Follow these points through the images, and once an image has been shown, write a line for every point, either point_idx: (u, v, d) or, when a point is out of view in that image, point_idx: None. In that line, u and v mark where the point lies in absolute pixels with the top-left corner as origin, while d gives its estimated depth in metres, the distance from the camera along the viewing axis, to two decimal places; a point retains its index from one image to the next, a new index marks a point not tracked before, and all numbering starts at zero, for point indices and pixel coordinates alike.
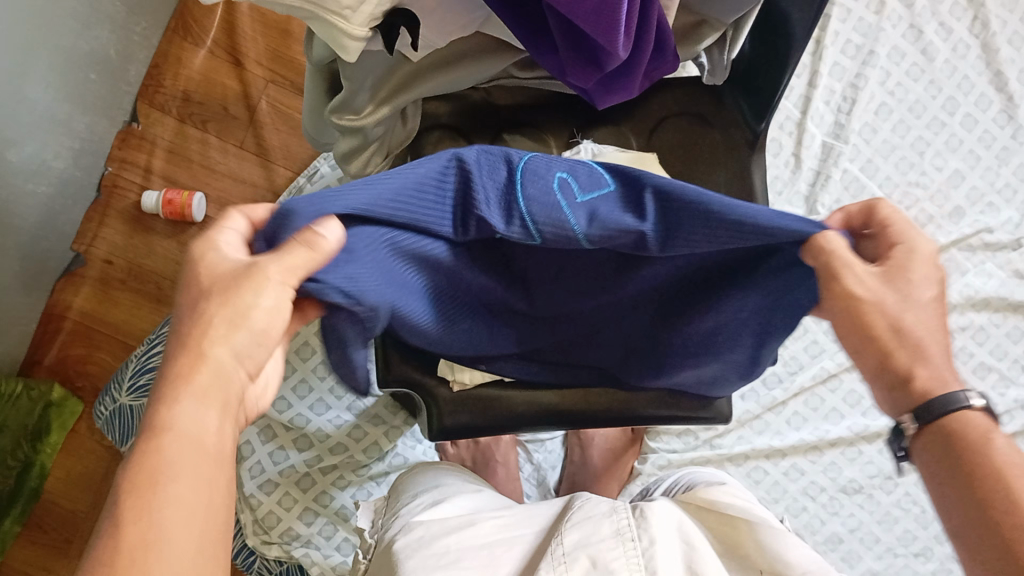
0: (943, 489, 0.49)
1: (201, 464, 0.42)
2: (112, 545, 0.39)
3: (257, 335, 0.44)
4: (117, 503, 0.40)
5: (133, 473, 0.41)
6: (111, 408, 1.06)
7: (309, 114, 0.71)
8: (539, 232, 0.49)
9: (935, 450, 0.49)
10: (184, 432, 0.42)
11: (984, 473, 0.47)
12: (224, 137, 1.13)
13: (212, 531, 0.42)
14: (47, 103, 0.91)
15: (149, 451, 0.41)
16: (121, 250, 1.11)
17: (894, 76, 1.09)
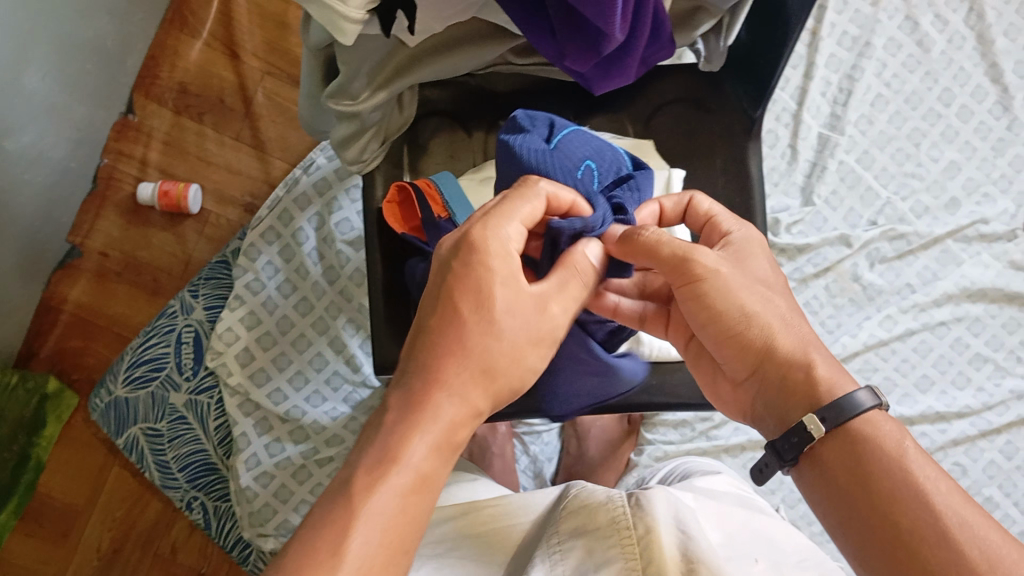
0: (834, 502, 0.51)
1: (418, 495, 0.47)
2: (335, 547, 0.44)
3: (504, 372, 0.51)
4: (344, 507, 0.45)
5: (371, 484, 0.46)
6: (106, 400, 1.06)
7: (307, 102, 0.71)
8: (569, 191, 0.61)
9: (837, 459, 0.51)
10: (418, 462, 0.47)
11: (884, 477, 0.49)
12: (221, 129, 1.13)
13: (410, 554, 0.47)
14: (45, 92, 0.91)
15: (386, 470, 0.46)
16: (117, 242, 1.11)
17: (890, 67, 1.09)
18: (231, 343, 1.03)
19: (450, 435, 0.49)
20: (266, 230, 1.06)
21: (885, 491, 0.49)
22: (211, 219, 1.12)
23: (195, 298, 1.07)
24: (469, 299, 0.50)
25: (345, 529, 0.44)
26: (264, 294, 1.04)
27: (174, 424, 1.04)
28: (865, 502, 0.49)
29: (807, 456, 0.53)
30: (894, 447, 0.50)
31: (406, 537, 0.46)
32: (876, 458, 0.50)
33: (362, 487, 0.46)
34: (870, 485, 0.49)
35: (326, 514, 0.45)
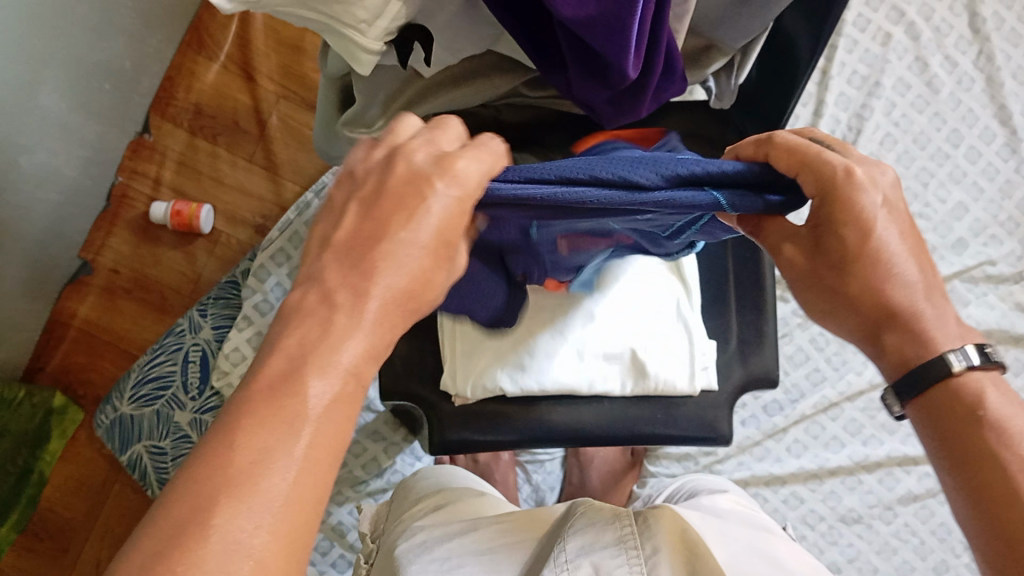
0: (951, 448, 0.50)
1: (320, 433, 0.39)
2: (219, 462, 0.36)
3: (423, 250, 0.43)
4: (236, 416, 0.38)
5: (262, 407, 0.38)
6: (111, 416, 1.07)
7: (322, 124, 0.72)
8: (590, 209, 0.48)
9: (945, 408, 0.50)
10: (321, 390, 0.39)
11: (994, 440, 0.48)
12: (234, 151, 1.14)
13: (310, 498, 0.38)
14: (60, 111, 0.92)
15: (289, 392, 0.39)
16: (127, 259, 1.12)
17: (899, 107, 1.10)
18: (238, 363, 1.03)
19: (359, 378, 0.41)
20: (275, 252, 1.06)
21: (994, 450, 0.48)
22: (222, 239, 1.13)
23: (204, 316, 1.07)
24: (395, 216, 0.43)
25: (238, 487, 0.36)
26: (271, 316, 1.05)
27: (178, 443, 1.04)
28: (977, 453, 0.49)
29: (920, 399, 0.51)
30: (995, 410, 0.49)
31: (304, 504, 0.37)
32: (991, 421, 0.49)
33: (238, 431, 0.37)
34: (982, 442, 0.49)
35: (200, 471, 0.36)
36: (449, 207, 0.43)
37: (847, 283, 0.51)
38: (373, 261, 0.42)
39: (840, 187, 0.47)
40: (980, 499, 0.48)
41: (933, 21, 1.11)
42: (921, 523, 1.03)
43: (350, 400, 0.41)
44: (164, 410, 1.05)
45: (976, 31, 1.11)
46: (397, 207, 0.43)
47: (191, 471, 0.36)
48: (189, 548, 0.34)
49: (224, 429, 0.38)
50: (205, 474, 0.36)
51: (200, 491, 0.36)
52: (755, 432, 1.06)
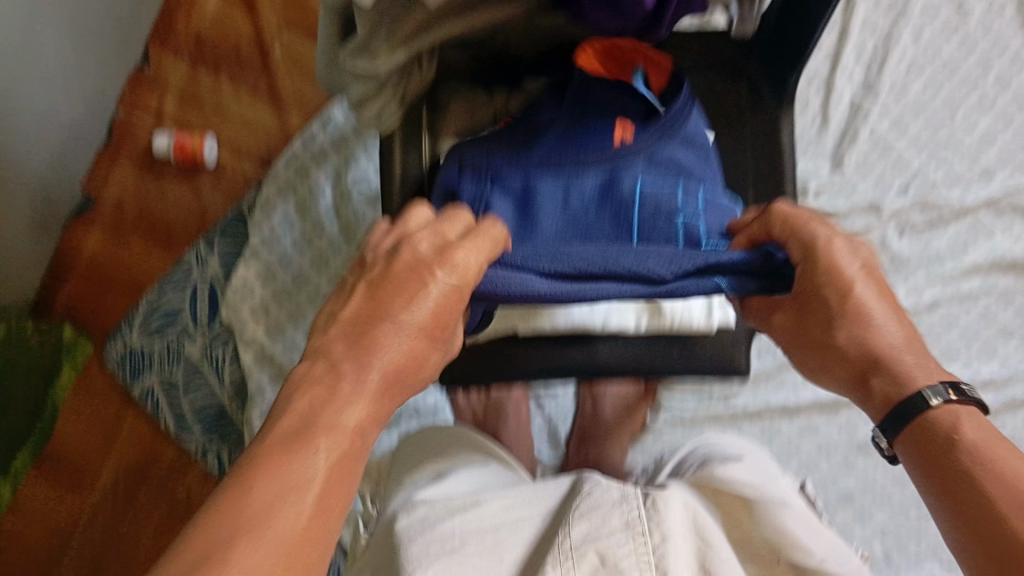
0: (930, 481, 0.49)
1: (325, 484, 0.43)
2: (235, 502, 0.41)
3: (426, 321, 0.48)
4: (249, 468, 0.43)
5: (274, 456, 0.43)
6: (122, 350, 1.07)
7: (325, 62, 0.69)
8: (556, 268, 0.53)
9: (920, 447, 0.50)
10: (331, 437, 0.45)
11: (969, 462, 0.48)
12: (236, 82, 1.14)
13: (314, 538, 0.42)
14: (55, 43, 0.89)
15: (302, 447, 0.44)
16: (133, 194, 1.11)
17: (926, 32, 1.07)
18: (245, 296, 1.02)
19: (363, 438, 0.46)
20: (283, 185, 1.06)
21: (970, 475, 0.47)
22: (227, 173, 1.12)
23: (210, 251, 1.07)
24: (396, 298, 0.48)
25: (249, 532, 0.40)
26: (278, 249, 1.04)
27: (190, 373, 1.04)
28: (957, 476, 0.48)
29: (905, 435, 0.51)
30: (972, 438, 0.49)
31: (307, 543, 0.41)
32: (972, 446, 0.48)
33: (248, 490, 0.42)
34: (957, 468, 0.48)
35: (216, 513, 0.41)
36: (447, 292, 0.49)
37: (835, 335, 0.55)
38: (380, 337, 0.48)
39: (820, 254, 0.54)
40: (960, 520, 0.47)
41: None
42: None
43: (351, 460, 0.45)
44: (174, 343, 1.04)
45: None
46: (403, 285, 0.49)
47: (206, 511, 0.41)
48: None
49: (235, 481, 0.42)
50: (220, 510, 0.41)
51: (213, 525, 0.40)
52: (769, 362, 1.05)
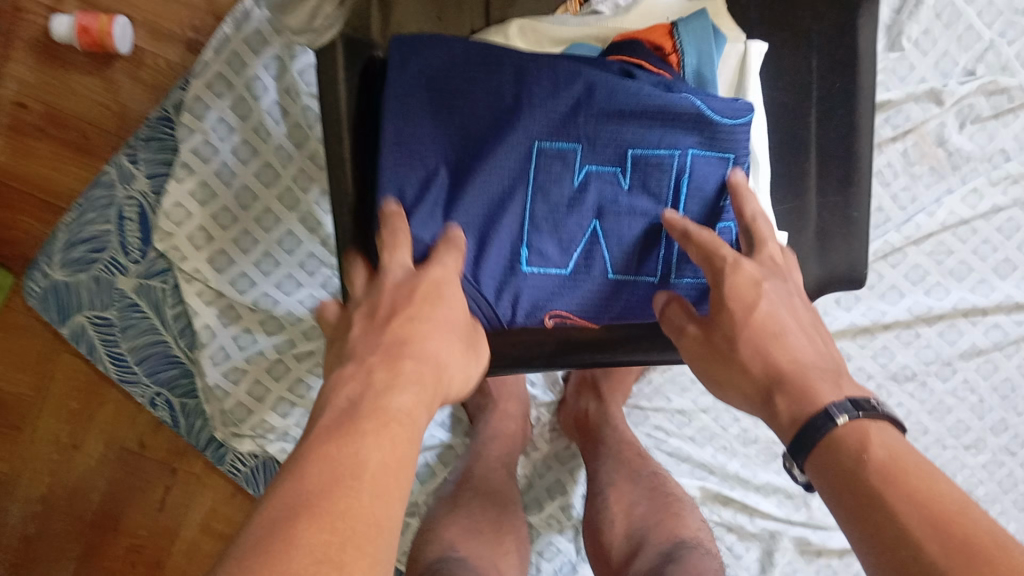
0: (839, 506, 0.41)
1: (390, 456, 0.38)
2: (298, 494, 0.35)
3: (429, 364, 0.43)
4: (305, 463, 0.36)
5: (331, 441, 0.37)
6: (43, 285, 0.90)
7: None
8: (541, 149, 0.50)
9: (827, 473, 0.42)
10: (395, 416, 0.39)
11: (891, 483, 0.39)
12: None
13: (383, 515, 0.36)
14: None
15: (366, 429, 0.38)
16: (32, 90, 0.90)
17: None
18: (182, 223, 0.85)
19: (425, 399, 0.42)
20: (213, 79, 0.85)
21: (889, 501, 0.38)
22: (148, 61, 0.90)
23: (135, 164, 0.88)
24: (406, 317, 0.44)
25: (331, 553, 0.33)
26: (217, 161, 0.86)
27: (126, 311, 0.89)
28: (874, 500, 0.39)
29: (811, 457, 0.43)
30: (888, 457, 0.40)
31: (376, 536, 0.35)
32: (885, 468, 0.39)
33: (326, 452, 0.37)
34: (870, 488, 0.39)
35: (278, 513, 0.34)
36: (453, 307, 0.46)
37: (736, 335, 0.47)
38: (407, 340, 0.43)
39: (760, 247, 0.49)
40: (878, 548, 0.38)
41: None
42: (982, 379, 0.87)
43: (403, 435, 0.39)
44: (102, 275, 0.88)
45: None
46: (412, 305, 0.45)
47: (268, 520, 0.34)
48: (294, 553, 0.32)
49: (291, 472, 0.36)
50: (287, 513, 0.34)
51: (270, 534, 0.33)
52: None
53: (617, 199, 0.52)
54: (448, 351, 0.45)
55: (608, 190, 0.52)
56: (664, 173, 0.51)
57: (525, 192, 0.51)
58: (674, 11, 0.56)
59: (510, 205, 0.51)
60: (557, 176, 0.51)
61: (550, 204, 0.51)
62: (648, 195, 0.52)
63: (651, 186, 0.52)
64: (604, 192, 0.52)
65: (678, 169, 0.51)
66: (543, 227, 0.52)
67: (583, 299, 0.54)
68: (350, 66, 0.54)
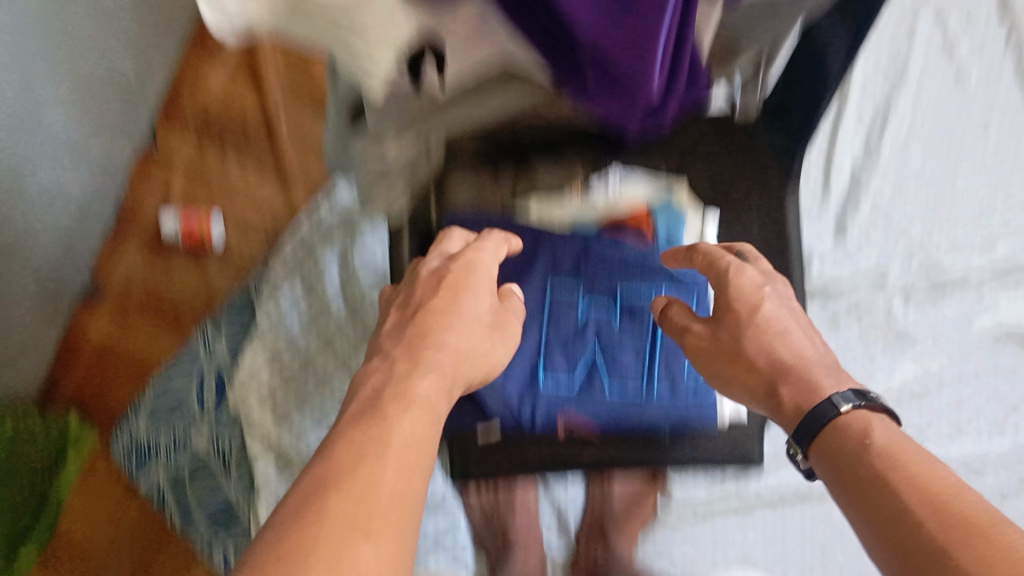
0: (846, 500, 0.46)
1: (414, 435, 0.45)
2: (327, 468, 0.41)
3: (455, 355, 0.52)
4: (333, 447, 0.43)
5: (359, 425, 0.44)
6: (127, 443, 1.02)
7: (332, 146, 0.67)
8: (556, 293, 0.68)
9: (832, 464, 0.48)
10: (414, 402, 0.47)
11: (885, 472, 0.44)
12: (245, 160, 1.14)
13: (410, 488, 0.42)
14: (68, 126, 0.86)
15: (388, 412, 0.45)
16: (139, 276, 1.10)
17: (926, 100, 1.08)
18: (251, 379, 0.98)
19: (439, 390, 0.49)
20: (289, 265, 1.04)
21: (881, 482, 0.44)
22: (233, 253, 1.11)
23: (217, 334, 1.05)
24: (439, 302, 0.55)
25: (359, 520, 0.38)
26: (286, 331, 1.00)
27: (196, 463, 0.98)
28: (869, 488, 0.44)
29: (818, 444, 0.50)
30: (885, 445, 0.46)
31: (400, 503, 0.40)
32: (887, 448, 0.46)
33: (356, 457, 0.42)
34: (865, 477, 0.45)
35: (313, 483, 0.41)
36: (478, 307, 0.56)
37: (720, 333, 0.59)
38: (435, 336, 0.52)
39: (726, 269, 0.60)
40: (876, 527, 0.43)
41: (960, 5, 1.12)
42: None
43: (427, 422, 0.46)
44: (179, 429, 1.00)
45: (1006, 9, 1.11)
46: (442, 297, 0.55)
47: (304, 483, 0.41)
48: (318, 540, 0.37)
49: (320, 454, 0.43)
50: (318, 482, 0.40)
51: (304, 493, 0.40)
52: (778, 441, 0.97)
53: (612, 335, 0.69)
54: (471, 342, 0.53)
55: (605, 329, 0.69)
56: (646, 315, 0.69)
57: (540, 326, 0.68)
58: (647, 194, 0.74)
59: (532, 335, 0.67)
60: (567, 316, 0.68)
61: (562, 335, 0.68)
62: (635, 332, 0.69)
63: (637, 326, 0.69)
64: (602, 328, 0.69)
65: (656, 307, 0.68)
66: (556, 351, 0.68)
67: (589, 412, 0.68)
68: (414, 246, 0.71)
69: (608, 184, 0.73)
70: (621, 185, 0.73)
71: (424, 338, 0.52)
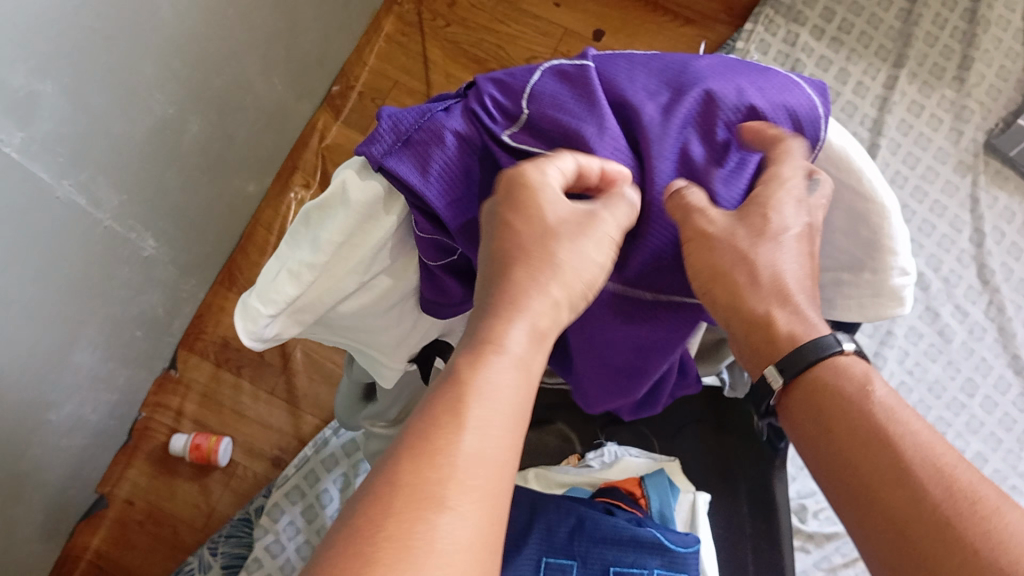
0: (812, 455, 0.47)
1: (502, 423, 0.38)
2: (391, 480, 0.35)
3: (540, 318, 0.43)
4: (399, 450, 0.37)
5: (435, 403, 0.38)
6: None
7: (343, 411, 0.70)
8: (545, 560, 0.65)
9: (804, 410, 0.47)
10: (494, 381, 0.39)
11: (855, 420, 0.44)
12: (257, 383, 1.16)
13: (497, 497, 0.37)
14: (93, 363, 0.91)
15: (455, 382, 0.39)
16: (142, 491, 1.10)
17: (912, 355, 1.11)
18: None
19: (522, 362, 0.41)
20: (290, 489, 1.06)
21: (848, 444, 0.44)
22: (239, 471, 1.13)
23: (213, 556, 1.04)
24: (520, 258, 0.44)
25: (427, 511, 0.34)
26: (281, 557, 1.01)
27: None
28: (835, 452, 0.45)
29: (804, 386, 0.47)
30: (863, 383, 0.45)
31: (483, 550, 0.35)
32: (886, 411, 0.44)
33: (438, 429, 0.37)
34: (838, 430, 0.45)
35: (377, 496, 0.35)
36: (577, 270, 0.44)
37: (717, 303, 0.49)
38: (515, 293, 0.43)
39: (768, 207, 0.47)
40: (835, 477, 0.45)
41: (941, 271, 1.14)
42: None
43: (518, 412, 0.40)
44: None
45: (986, 281, 1.13)
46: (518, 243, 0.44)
47: (365, 502, 0.35)
48: (405, 514, 0.34)
49: (389, 455, 0.37)
50: (379, 494, 0.35)
51: (371, 518, 0.34)
52: None
53: None
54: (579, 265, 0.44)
55: None
56: None
57: None
58: (643, 467, 0.74)
59: None
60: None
61: None
62: None
63: None
64: None
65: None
66: None
67: None
68: None
69: (605, 451, 0.77)
70: (618, 451, 0.76)
71: (500, 309, 0.42)
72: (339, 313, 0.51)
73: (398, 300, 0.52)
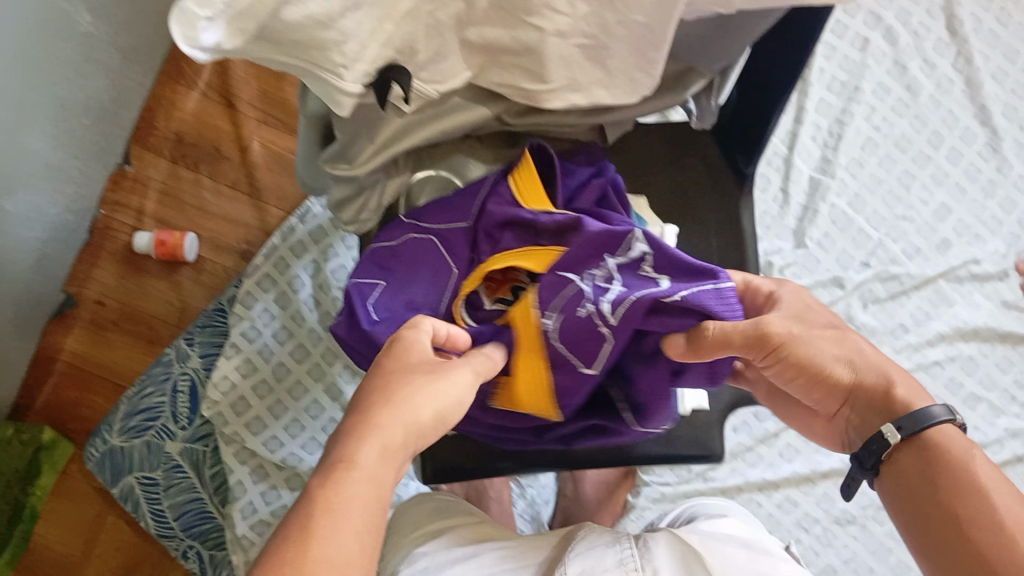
0: (908, 512, 0.50)
1: (369, 517, 0.40)
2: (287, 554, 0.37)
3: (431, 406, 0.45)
4: (281, 541, 0.38)
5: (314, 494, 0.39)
6: (101, 450, 1.03)
7: (305, 161, 0.70)
8: None
9: (913, 464, 0.50)
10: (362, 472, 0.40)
11: (954, 474, 0.48)
12: (217, 177, 1.13)
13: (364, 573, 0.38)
14: (44, 150, 0.87)
15: (329, 481, 0.40)
16: (113, 291, 1.09)
17: (879, 111, 1.10)
18: (227, 393, 1.01)
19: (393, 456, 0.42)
20: (261, 278, 1.05)
21: (952, 499, 0.48)
22: (208, 267, 1.12)
23: (191, 346, 1.06)
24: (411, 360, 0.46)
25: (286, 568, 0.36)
26: (259, 343, 1.03)
27: (171, 473, 1.01)
28: (930, 505, 0.48)
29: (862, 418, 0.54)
30: (963, 454, 0.48)
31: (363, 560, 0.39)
32: (953, 459, 0.48)
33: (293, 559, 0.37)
34: (943, 488, 0.48)
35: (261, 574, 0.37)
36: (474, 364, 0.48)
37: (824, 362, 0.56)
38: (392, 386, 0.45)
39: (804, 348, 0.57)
40: (923, 515, 0.49)
41: (910, 24, 1.12)
42: None
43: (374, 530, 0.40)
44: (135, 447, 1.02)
45: (954, 33, 1.11)
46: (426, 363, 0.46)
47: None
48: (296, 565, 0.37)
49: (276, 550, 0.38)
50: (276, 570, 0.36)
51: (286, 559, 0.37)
52: (745, 438, 1.03)
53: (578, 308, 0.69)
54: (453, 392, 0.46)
55: None
56: None
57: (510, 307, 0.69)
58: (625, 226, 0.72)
59: None
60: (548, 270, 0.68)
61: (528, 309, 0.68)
62: None
63: None
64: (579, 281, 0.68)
65: None
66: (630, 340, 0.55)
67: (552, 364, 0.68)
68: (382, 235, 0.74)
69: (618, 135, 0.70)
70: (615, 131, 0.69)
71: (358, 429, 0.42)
72: (284, 23, 0.47)
73: (347, 12, 0.49)
